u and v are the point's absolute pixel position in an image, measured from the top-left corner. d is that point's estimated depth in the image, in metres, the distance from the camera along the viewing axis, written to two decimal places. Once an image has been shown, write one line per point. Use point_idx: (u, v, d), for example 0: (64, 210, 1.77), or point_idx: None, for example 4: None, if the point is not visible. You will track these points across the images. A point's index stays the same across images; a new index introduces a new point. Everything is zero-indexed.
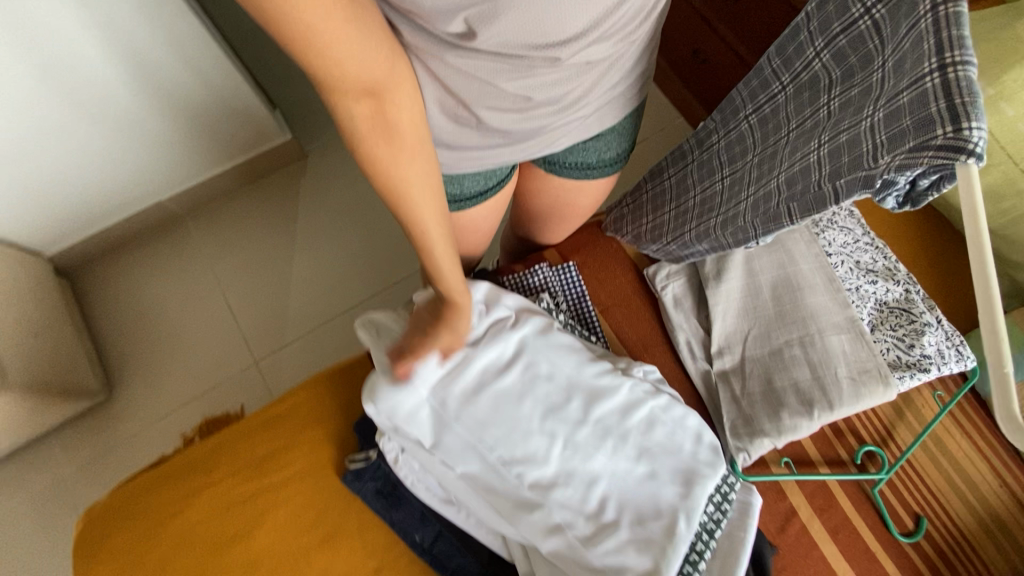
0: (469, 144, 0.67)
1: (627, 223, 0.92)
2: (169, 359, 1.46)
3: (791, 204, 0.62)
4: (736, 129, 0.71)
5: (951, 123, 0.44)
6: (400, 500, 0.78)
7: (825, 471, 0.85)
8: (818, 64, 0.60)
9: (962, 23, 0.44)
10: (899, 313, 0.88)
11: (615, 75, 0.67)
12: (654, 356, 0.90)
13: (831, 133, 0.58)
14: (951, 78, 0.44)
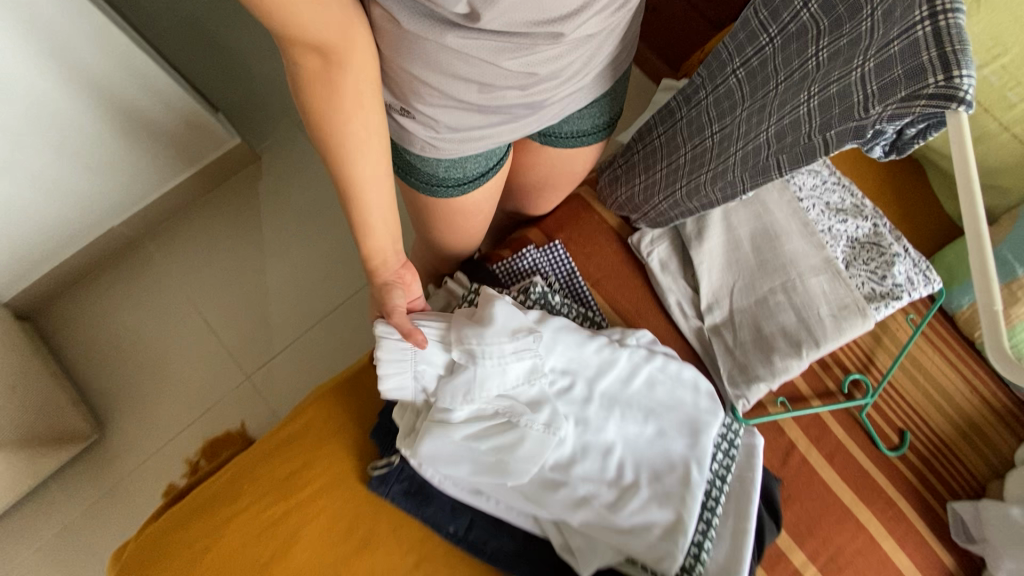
0: (473, 126, 0.64)
1: (620, 183, 0.89)
2: (157, 388, 1.42)
3: (781, 157, 0.62)
4: (723, 84, 0.68)
5: (944, 70, 0.45)
6: (429, 496, 0.80)
7: (817, 404, 0.91)
8: (807, 15, 0.57)
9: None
10: (870, 248, 0.93)
11: (612, 41, 0.65)
12: (647, 319, 0.93)
13: (821, 85, 0.56)
14: (944, 25, 0.46)
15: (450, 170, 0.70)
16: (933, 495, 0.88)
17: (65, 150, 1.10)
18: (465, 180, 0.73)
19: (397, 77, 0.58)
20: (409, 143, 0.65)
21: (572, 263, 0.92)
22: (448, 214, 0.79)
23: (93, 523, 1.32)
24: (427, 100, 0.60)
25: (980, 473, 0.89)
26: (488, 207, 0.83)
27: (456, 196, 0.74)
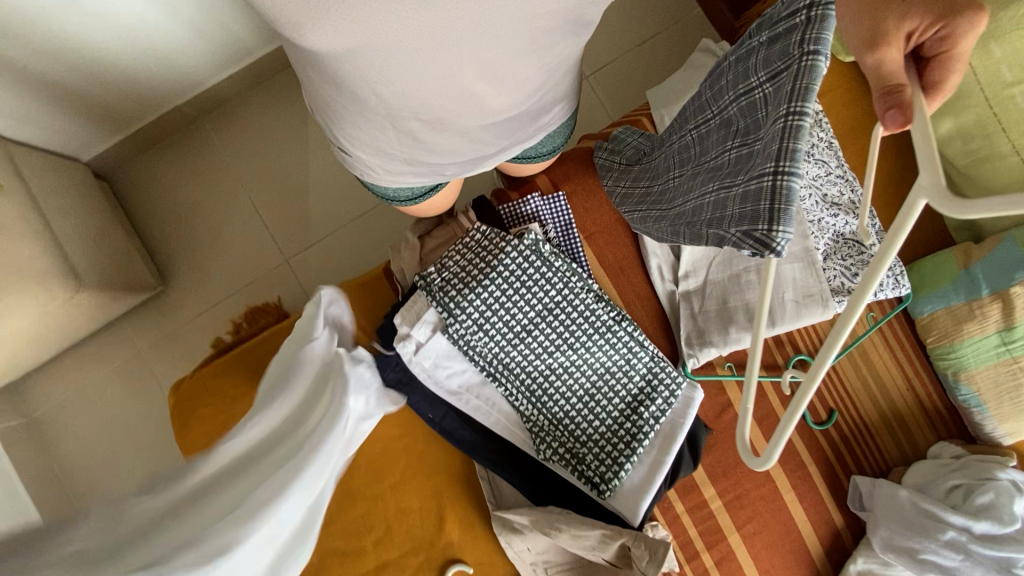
0: (398, 163, 0.76)
1: (610, 175, 1.02)
2: (209, 255, 1.64)
3: (685, 230, 0.75)
4: (687, 137, 0.83)
5: (768, 223, 0.56)
6: (414, 386, 0.96)
7: (762, 373, 1.03)
8: (733, 110, 0.72)
9: (798, 137, 0.56)
10: (852, 245, 0.98)
11: (533, 126, 0.79)
12: (628, 276, 1.04)
13: (719, 184, 0.68)
14: (781, 184, 0.56)
15: (400, 190, 0.86)
16: (842, 467, 1.02)
17: (136, 28, 1.20)
18: (415, 197, 0.90)
19: (341, 133, 0.71)
20: (353, 169, 0.80)
21: (571, 217, 1.03)
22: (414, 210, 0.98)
23: (156, 359, 1.61)
24: (367, 152, 0.73)
25: (889, 457, 1.02)
26: (448, 200, 0.99)
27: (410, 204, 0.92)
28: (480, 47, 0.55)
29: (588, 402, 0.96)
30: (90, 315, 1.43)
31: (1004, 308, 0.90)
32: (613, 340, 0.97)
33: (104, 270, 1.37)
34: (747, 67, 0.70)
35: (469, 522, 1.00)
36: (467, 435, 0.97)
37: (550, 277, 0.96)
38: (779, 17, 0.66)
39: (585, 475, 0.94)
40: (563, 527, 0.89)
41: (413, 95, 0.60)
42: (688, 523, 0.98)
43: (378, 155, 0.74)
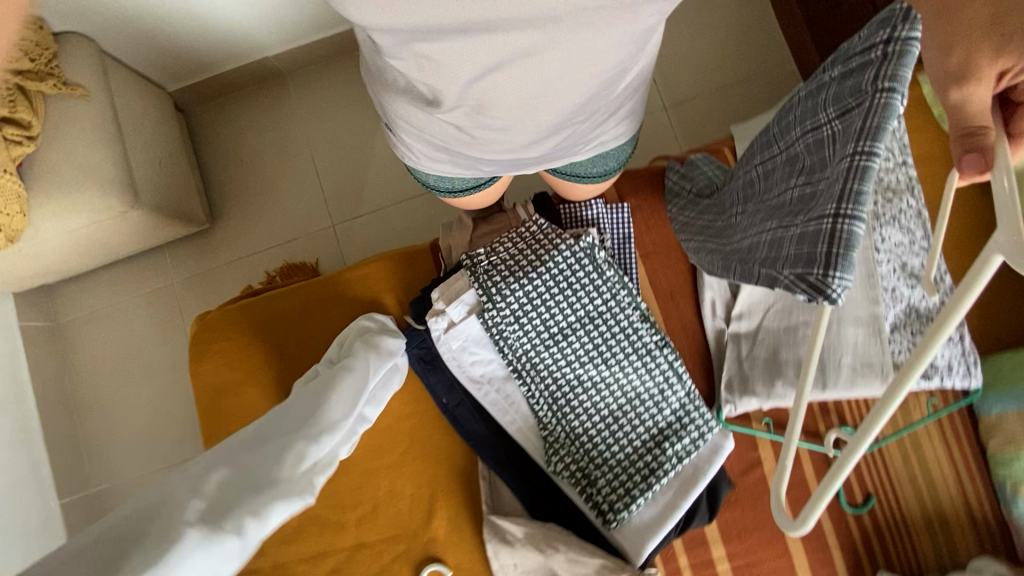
0: (445, 153, 0.75)
1: (678, 200, 0.97)
2: (261, 205, 1.66)
3: (736, 267, 0.73)
4: (750, 173, 0.79)
5: (824, 267, 0.53)
6: (435, 367, 0.95)
7: (799, 438, 0.95)
8: (798, 146, 0.68)
9: (863, 180, 0.53)
10: (923, 320, 0.92)
11: (582, 141, 0.75)
12: (678, 304, 0.99)
13: (777, 224, 0.66)
14: (840, 228, 0.53)
15: (438, 181, 0.85)
16: (869, 559, 0.92)
17: None
18: (456, 189, 0.88)
19: (390, 112, 0.70)
20: (401, 156, 0.80)
21: (630, 232, 0.99)
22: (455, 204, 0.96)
23: (185, 293, 1.62)
24: (412, 133, 0.72)
25: (924, 563, 0.92)
26: (493, 196, 0.97)
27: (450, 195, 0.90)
28: (524, 30, 0.53)
29: (611, 425, 0.91)
30: (138, 236, 1.46)
31: None
32: (651, 366, 0.91)
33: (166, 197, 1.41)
34: (816, 102, 0.66)
35: (458, 522, 0.94)
36: (478, 429, 0.93)
37: (600, 286, 0.93)
38: (854, 52, 0.62)
39: (593, 500, 0.88)
40: (561, 547, 0.84)
41: (460, 75, 0.57)
42: None
43: (420, 138, 0.72)
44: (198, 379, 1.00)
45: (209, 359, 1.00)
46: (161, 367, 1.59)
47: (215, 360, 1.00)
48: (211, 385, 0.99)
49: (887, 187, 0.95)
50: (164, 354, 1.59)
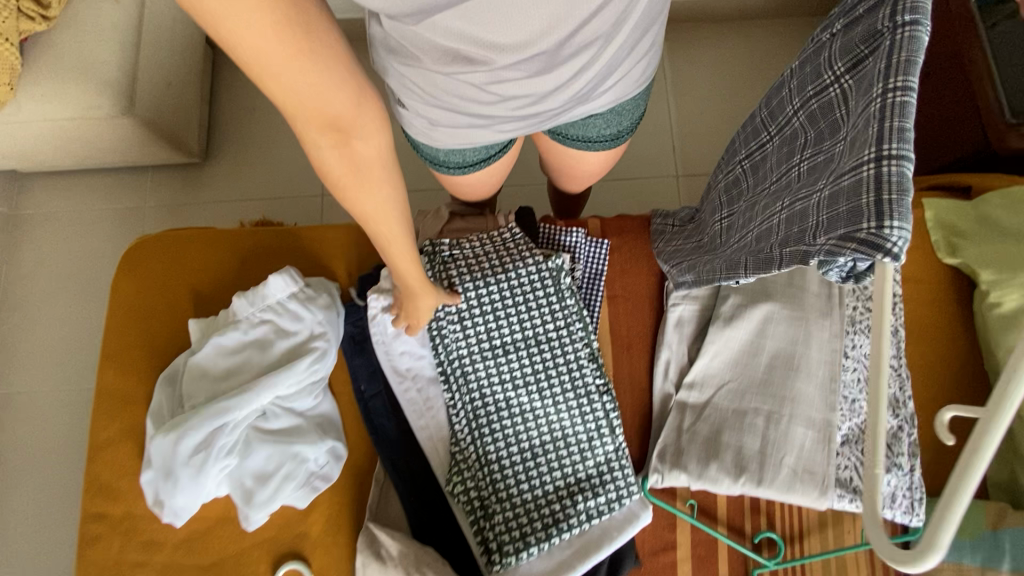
0: (465, 125, 0.73)
1: (664, 238, 0.96)
2: (259, 156, 1.62)
3: (746, 261, 0.72)
4: (733, 171, 0.85)
5: (877, 218, 0.54)
6: (362, 349, 0.89)
7: (721, 530, 0.87)
8: (797, 122, 0.73)
9: (903, 116, 0.55)
10: (879, 442, 0.86)
11: (602, 88, 0.72)
12: (631, 357, 0.94)
13: (791, 200, 0.68)
14: (883, 170, 0.54)
15: (448, 156, 0.82)
16: None
17: None
18: (466, 165, 0.85)
19: (402, 85, 0.71)
20: (414, 136, 0.80)
21: (603, 269, 0.95)
22: (454, 184, 0.92)
23: (152, 225, 1.55)
24: (424, 103, 0.71)
25: None
26: (497, 181, 0.94)
27: (457, 174, 0.87)
28: None
29: (528, 460, 0.83)
30: (123, 149, 1.41)
31: None
32: (585, 409, 0.85)
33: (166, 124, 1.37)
34: (815, 65, 0.70)
35: (337, 523, 0.85)
36: (387, 427, 0.86)
37: (555, 310, 0.88)
38: (854, 10, 0.67)
39: (482, 535, 0.80)
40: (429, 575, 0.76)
41: (474, 15, 0.56)
42: None
43: (434, 107, 0.71)
44: (117, 296, 0.95)
45: (140, 281, 0.96)
46: (98, 291, 1.49)
47: (145, 284, 0.95)
48: (130, 307, 0.94)
49: None
50: (108, 275, 1.50)
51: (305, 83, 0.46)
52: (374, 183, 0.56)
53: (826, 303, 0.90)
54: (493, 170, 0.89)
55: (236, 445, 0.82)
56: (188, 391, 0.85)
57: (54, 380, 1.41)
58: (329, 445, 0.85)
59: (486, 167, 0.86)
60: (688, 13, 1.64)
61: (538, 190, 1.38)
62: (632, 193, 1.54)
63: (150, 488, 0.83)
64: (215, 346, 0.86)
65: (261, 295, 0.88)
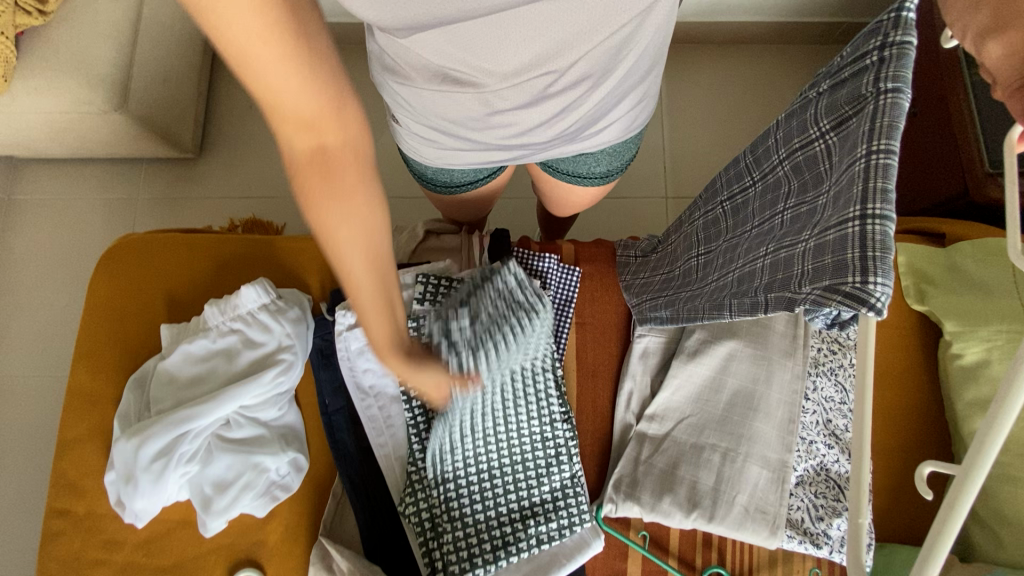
0: (451, 145, 0.70)
1: (629, 271, 0.98)
2: (252, 153, 1.62)
3: (730, 302, 0.68)
4: (711, 211, 0.80)
5: (860, 274, 0.50)
6: (330, 364, 0.91)
7: (672, 563, 0.88)
8: (780, 171, 0.67)
9: (887, 177, 0.50)
10: (832, 485, 0.87)
11: (595, 128, 0.69)
12: (595, 384, 0.95)
13: (774, 246, 0.63)
14: (868, 230, 0.50)
15: (434, 173, 0.82)
16: None
17: None
18: (450, 184, 0.84)
19: (392, 98, 0.68)
20: (402, 142, 0.77)
21: (574, 297, 0.96)
22: (441, 200, 0.92)
23: (141, 220, 1.56)
24: (414, 121, 0.68)
25: None
26: (483, 200, 0.94)
27: (443, 192, 0.87)
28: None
29: (484, 485, 0.84)
30: (117, 142, 1.42)
31: None
32: (546, 438, 0.87)
33: (159, 121, 1.38)
34: (801, 119, 0.65)
35: (294, 533, 0.87)
36: (346, 442, 0.87)
37: (526, 337, 0.90)
38: (843, 64, 0.60)
39: (430, 556, 0.82)
40: None
41: (465, 41, 0.54)
42: None
43: (421, 126, 0.68)
44: (93, 294, 0.96)
45: (116, 281, 0.97)
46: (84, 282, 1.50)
47: (121, 284, 0.97)
48: (106, 306, 0.96)
49: (834, 339, 0.94)
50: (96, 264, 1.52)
51: (279, 72, 0.38)
52: (349, 200, 0.45)
53: (790, 344, 0.91)
54: (478, 191, 0.88)
55: (198, 452, 0.83)
56: (155, 397, 0.86)
57: (36, 366, 1.43)
58: (291, 457, 0.87)
59: (472, 189, 0.86)
60: (687, 35, 1.64)
61: (524, 206, 1.38)
62: (618, 213, 1.55)
63: (114, 489, 0.85)
64: (183, 353, 0.88)
65: (231, 304, 0.90)
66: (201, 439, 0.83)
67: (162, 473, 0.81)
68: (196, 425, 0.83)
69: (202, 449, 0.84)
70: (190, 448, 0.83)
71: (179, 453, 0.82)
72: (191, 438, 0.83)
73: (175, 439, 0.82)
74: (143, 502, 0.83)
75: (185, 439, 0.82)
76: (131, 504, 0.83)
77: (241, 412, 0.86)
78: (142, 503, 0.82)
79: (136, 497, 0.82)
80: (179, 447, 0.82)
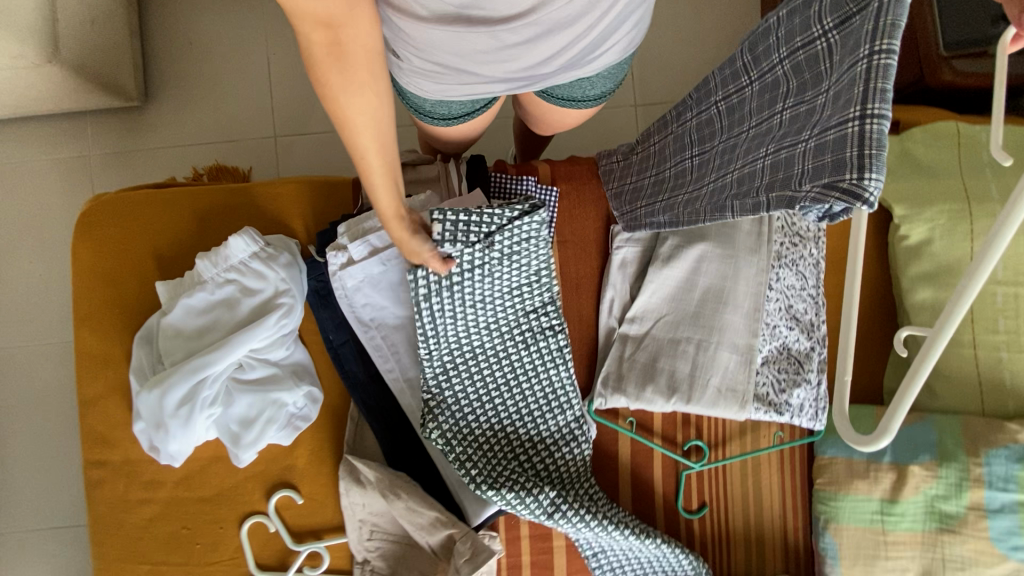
0: (456, 81, 0.65)
1: (614, 177, 1.01)
2: (202, 96, 1.53)
3: (731, 204, 0.72)
4: (706, 111, 0.81)
5: (857, 170, 0.55)
6: (329, 304, 0.95)
7: (657, 442, 1.01)
8: (779, 71, 0.68)
9: (886, 77, 0.53)
10: (793, 361, 0.99)
11: (600, 47, 0.66)
12: (580, 295, 1.02)
13: (775, 147, 0.66)
14: (867, 128, 0.54)
15: (435, 108, 0.75)
16: None
17: None
18: (450, 117, 0.79)
19: (389, 32, 0.60)
20: (398, 76, 0.69)
21: (553, 215, 1.00)
22: (432, 131, 0.86)
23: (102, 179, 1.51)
24: (416, 55, 0.61)
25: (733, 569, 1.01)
26: (473, 132, 0.88)
27: (439, 126, 0.81)
28: None
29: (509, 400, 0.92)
30: (54, 95, 1.33)
31: (896, 481, 0.91)
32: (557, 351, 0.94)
33: (97, 69, 1.29)
34: (804, 16, 0.64)
35: (320, 454, 0.97)
36: (355, 371, 0.94)
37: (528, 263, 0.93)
38: None
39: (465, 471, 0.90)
40: (402, 494, 0.88)
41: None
42: (525, 547, 0.99)
43: (426, 62, 0.62)
44: (80, 260, 0.97)
45: (97, 244, 0.97)
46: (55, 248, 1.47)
47: (103, 246, 0.97)
48: (96, 270, 0.97)
49: (796, 232, 1.01)
50: (64, 229, 1.48)
51: None
52: (362, 87, 0.51)
53: (755, 241, 0.98)
54: (476, 122, 0.83)
55: (219, 395, 0.90)
56: (166, 350, 0.91)
57: (27, 335, 1.43)
58: (306, 390, 0.94)
59: (469, 121, 0.81)
60: None
61: (494, 127, 1.37)
62: (588, 125, 1.54)
63: (145, 436, 0.92)
64: (184, 307, 0.91)
65: (223, 255, 0.92)
66: (219, 383, 0.90)
67: (191, 418, 0.87)
68: (213, 372, 0.88)
69: (222, 392, 0.90)
70: (212, 393, 0.89)
71: (202, 399, 0.88)
72: (211, 383, 0.89)
73: (196, 387, 0.88)
74: (176, 446, 0.90)
75: (205, 386, 0.88)
76: (166, 449, 0.90)
77: (252, 355, 0.91)
78: (175, 447, 0.90)
79: (170, 442, 0.89)
80: (202, 395, 0.88)
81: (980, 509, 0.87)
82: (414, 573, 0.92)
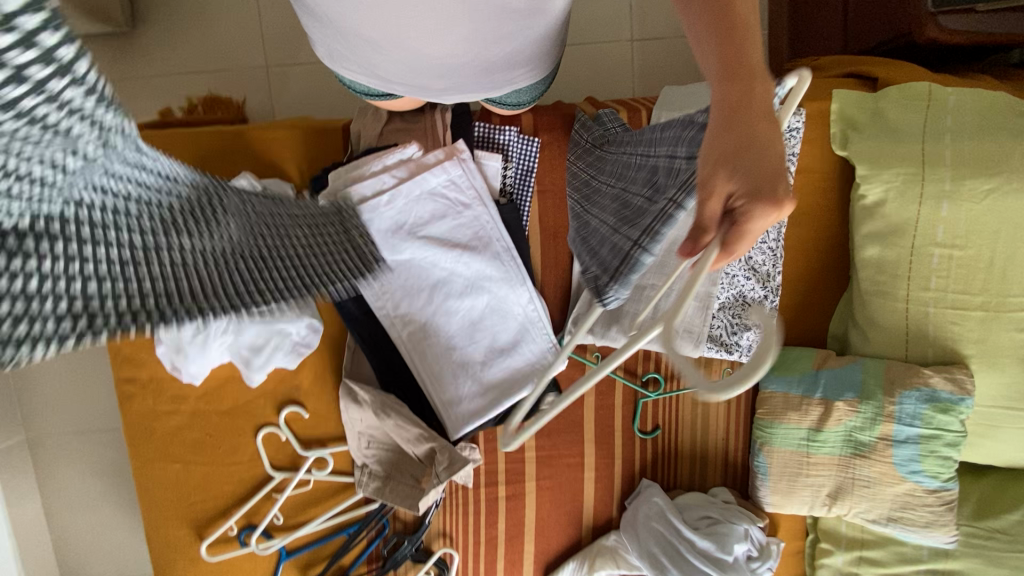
0: (348, 66, 0.71)
1: (576, 148, 0.98)
2: (190, 20, 1.50)
3: (578, 243, 0.76)
4: (623, 154, 0.76)
5: (612, 279, 0.59)
6: None
7: (620, 373, 1.14)
8: (652, 161, 0.65)
9: (666, 227, 0.54)
10: (746, 308, 1.08)
11: (496, 78, 0.72)
12: (556, 240, 1.09)
13: (606, 218, 0.69)
14: (634, 257, 0.57)
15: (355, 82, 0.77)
16: (639, 472, 1.18)
17: None
18: (371, 92, 0.81)
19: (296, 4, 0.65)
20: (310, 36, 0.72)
21: (534, 166, 1.05)
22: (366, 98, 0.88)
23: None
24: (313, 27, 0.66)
25: (678, 479, 1.19)
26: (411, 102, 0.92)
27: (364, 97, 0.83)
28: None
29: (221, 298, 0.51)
30: None
31: (823, 413, 1.04)
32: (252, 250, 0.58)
33: None
34: (680, 129, 0.59)
35: (324, 376, 1.12)
36: (350, 306, 1.03)
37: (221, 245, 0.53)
38: None
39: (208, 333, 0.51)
40: (392, 414, 1.01)
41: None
42: (500, 457, 1.15)
43: (322, 38, 0.68)
44: None
45: None
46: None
47: None
48: None
49: None
50: None
51: None
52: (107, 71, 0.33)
53: None
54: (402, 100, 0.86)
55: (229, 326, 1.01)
56: None
57: None
58: (308, 322, 1.05)
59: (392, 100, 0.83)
60: None
61: None
62: (575, 61, 1.52)
63: (166, 358, 1.04)
64: None
65: None
66: None
67: (207, 346, 0.99)
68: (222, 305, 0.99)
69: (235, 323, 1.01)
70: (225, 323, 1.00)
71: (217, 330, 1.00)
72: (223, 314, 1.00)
73: None
74: (197, 368, 1.03)
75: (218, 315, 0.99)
76: (187, 370, 1.03)
77: None
78: (196, 368, 1.03)
79: (190, 364, 1.02)
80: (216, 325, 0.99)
81: (887, 439, 1.01)
82: (405, 475, 1.08)
